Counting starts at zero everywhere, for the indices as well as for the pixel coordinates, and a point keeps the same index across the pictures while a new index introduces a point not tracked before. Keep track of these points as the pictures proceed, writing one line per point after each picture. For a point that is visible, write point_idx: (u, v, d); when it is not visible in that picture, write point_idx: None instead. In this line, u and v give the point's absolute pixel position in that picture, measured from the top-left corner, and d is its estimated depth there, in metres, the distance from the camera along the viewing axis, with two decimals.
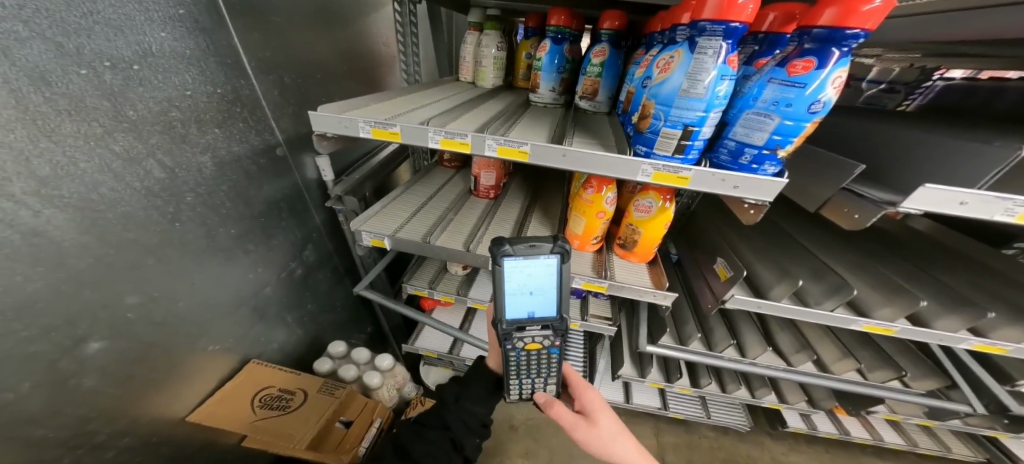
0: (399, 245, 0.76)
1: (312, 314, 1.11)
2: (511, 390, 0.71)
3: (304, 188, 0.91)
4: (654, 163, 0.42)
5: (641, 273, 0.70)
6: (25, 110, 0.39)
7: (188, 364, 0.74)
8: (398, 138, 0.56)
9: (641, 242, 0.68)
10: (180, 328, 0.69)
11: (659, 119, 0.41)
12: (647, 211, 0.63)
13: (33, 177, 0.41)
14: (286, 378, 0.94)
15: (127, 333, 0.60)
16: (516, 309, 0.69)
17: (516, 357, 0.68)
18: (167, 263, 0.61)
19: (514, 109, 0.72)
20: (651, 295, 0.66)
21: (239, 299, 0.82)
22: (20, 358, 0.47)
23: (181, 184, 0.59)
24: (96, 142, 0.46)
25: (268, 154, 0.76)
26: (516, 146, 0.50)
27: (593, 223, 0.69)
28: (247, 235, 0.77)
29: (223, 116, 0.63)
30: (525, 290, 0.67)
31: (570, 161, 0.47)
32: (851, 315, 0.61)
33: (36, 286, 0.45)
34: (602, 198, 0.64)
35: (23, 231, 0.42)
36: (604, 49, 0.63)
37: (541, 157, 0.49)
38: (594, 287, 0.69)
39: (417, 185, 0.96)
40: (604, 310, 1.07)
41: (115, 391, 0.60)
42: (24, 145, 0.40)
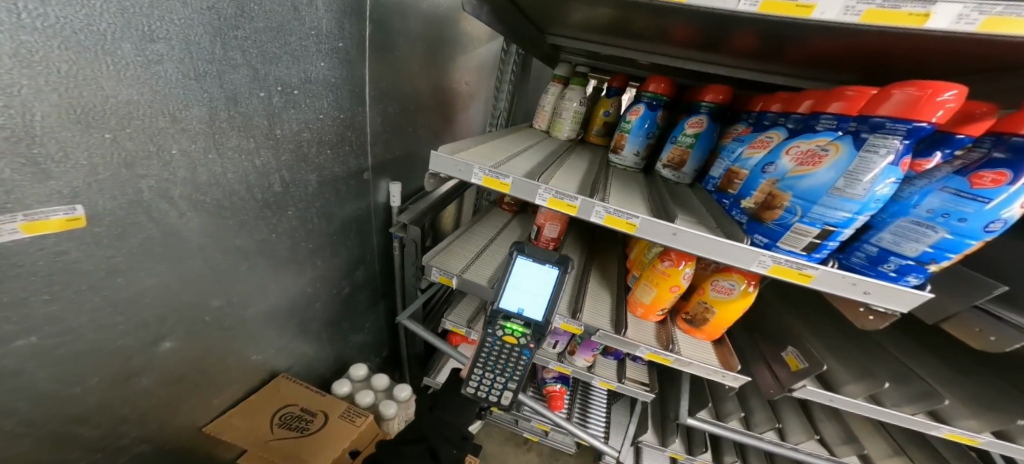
0: (466, 285, 0.79)
1: (343, 331, 1.09)
2: (472, 381, 0.78)
3: (373, 212, 0.95)
4: (775, 257, 0.45)
5: (706, 351, 0.70)
6: (212, 125, 0.51)
7: (231, 370, 0.76)
8: (506, 189, 0.60)
9: (712, 322, 0.68)
10: (238, 334, 0.73)
11: (796, 214, 0.45)
12: (727, 292, 0.63)
13: (191, 183, 0.51)
14: (310, 397, 0.90)
15: (199, 336, 0.64)
16: (512, 301, 0.76)
17: (491, 342, 0.78)
18: (254, 270, 0.68)
19: (598, 168, 0.78)
20: (719, 376, 0.65)
21: (290, 311, 0.84)
22: (109, 350, 0.51)
23: (289, 199, 0.69)
24: (246, 156, 0.57)
25: (357, 178, 0.84)
26: (626, 217, 0.52)
27: (663, 294, 0.70)
28: (320, 251, 0.83)
29: (337, 139, 0.74)
30: (533, 290, 0.77)
31: (680, 241, 0.49)
32: (933, 421, 0.64)
33: (151, 281, 0.52)
34: (679, 273, 0.66)
35: (165, 230, 0.51)
36: (701, 121, 0.68)
37: (650, 233, 0.51)
38: (658, 360, 0.69)
39: (477, 226, 1.02)
40: (641, 374, 1.07)
41: (159, 394, 0.62)
42: (198, 155, 0.50)
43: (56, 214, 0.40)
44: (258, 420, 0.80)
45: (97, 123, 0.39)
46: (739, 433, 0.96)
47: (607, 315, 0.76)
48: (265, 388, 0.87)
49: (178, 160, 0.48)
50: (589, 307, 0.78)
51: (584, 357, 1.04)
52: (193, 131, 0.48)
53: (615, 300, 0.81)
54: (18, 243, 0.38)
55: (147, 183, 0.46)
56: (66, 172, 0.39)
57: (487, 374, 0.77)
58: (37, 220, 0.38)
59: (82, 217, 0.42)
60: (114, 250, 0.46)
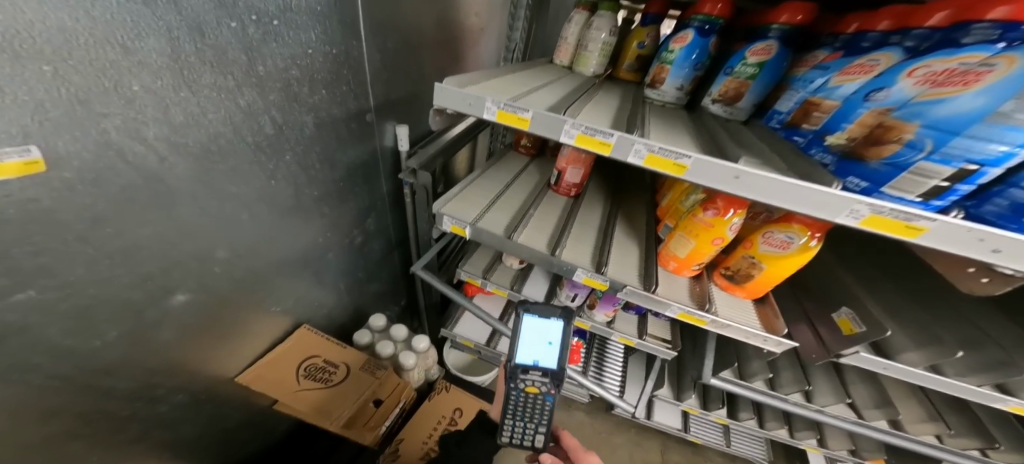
0: (479, 235, 0.74)
1: (361, 281, 1.13)
2: (505, 431, 0.74)
3: (380, 155, 0.94)
4: (876, 205, 0.37)
5: (747, 312, 0.65)
6: (178, 60, 0.44)
7: (253, 318, 0.80)
8: (525, 126, 0.55)
9: (756, 280, 0.61)
10: (256, 283, 0.75)
11: (922, 150, 0.37)
12: (782, 247, 0.54)
13: (166, 123, 0.46)
14: (331, 350, 0.99)
15: (209, 288, 0.65)
16: (526, 355, 0.75)
17: (515, 396, 0.72)
18: (257, 219, 0.68)
19: (632, 105, 0.68)
20: (759, 340, 0.61)
21: (300, 262, 0.85)
22: (119, 302, 0.51)
23: (284, 142, 0.66)
24: (227, 95, 0.52)
25: (359, 119, 0.81)
26: (671, 157, 0.45)
27: (703, 247, 0.63)
28: (326, 198, 0.83)
29: (331, 77, 0.69)
30: (544, 340, 0.76)
31: (742, 185, 0.42)
32: (999, 393, 0.58)
33: (146, 231, 0.50)
34: (724, 223, 0.57)
35: (147, 175, 0.47)
36: (769, 47, 0.55)
37: (705, 177, 0.44)
38: (691, 320, 0.65)
39: (492, 170, 0.94)
40: (663, 331, 1.04)
41: (182, 342, 0.65)
42: (168, 93, 0.45)
43: (10, 157, 0.35)
44: (283, 373, 0.88)
45: (25, 52, 0.32)
46: (761, 394, 0.95)
47: (635, 268, 0.73)
48: (290, 339, 0.93)
49: (143, 97, 0.42)
50: (615, 257, 0.74)
51: (604, 312, 1.02)
52: (155, 65, 0.42)
53: (642, 252, 0.76)
54: None
55: (112, 122, 0.41)
56: (5, 109, 0.33)
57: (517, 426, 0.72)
58: None
59: (40, 160, 0.37)
60: (93, 198, 0.43)
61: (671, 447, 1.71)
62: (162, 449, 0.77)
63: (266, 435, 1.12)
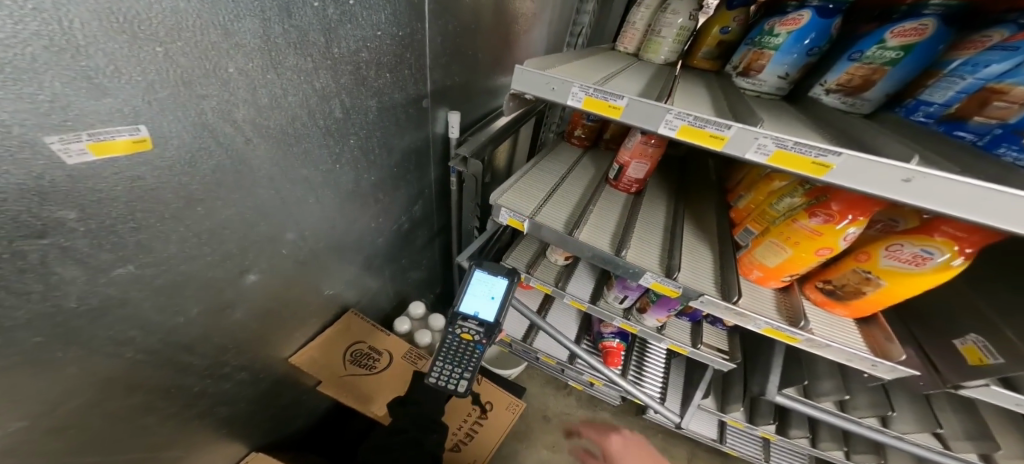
0: (538, 230, 0.71)
1: (403, 267, 1.13)
2: (433, 372, 0.82)
3: (431, 141, 0.91)
4: None
5: (849, 330, 0.60)
6: (267, 41, 0.45)
7: (308, 299, 0.82)
8: (615, 114, 0.51)
9: (868, 297, 0.55)
10: (315, 266, 0.78)
11: None
12: (914, 262, 0.48)
13: (254, 105, 0.48)
14: (376, 336, 1.00)
15: (275, 268, 0.68)
16: (470, 306, 0.88)
17: (451, 339, 0.85)
18: (322, 203, 0.70)
19: (725, 94, 0.63)
20: (858, 361, 0.57)
21: (351, 245, 0.85)
22: (203, 280, 0.55)
23: (350, 126, 0.66)
24: (304, 78, 0.52)
25: (416, 105, 0.79)
26: (811, 154, 0.42)
27: (804, 259, 0.56)
28: (381, 184, 0.83)
29: (396, 61, 0.67)
30: (487, 295, 0.87)
31: (911, 189, 0.37)
32: None
33: (229, 212, 0.53)
34: (837, 232, 0.51)
35: (235, 157, 0.50)
36: (927, 26, 0.48)
37: (857, 178, 0.40)
38: (778, 336, 0.61)
39: (545, 162, 0.90)
40: (720, 341, 0.98)
41: (249, 318, 0.69)
42: (257, 74, 0.46)
43: (122, 135, 0.37)
44: (331, 356, 0.91)
45: (143, 34, 0.34)
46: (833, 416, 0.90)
47: (708, 277, 0.66)
48: (337, 323, 0.96)
49: (237, 79, 0.44)
50: (687, 258, 0.70)
51: (655, 318, 0.96)
52: (249, 47, 0.43)
53: (717, 256, 0.71)
54: (91, 166, 0.36)
55: (208, 104, 0.43)
56: (122, 88, 0.35)
57: (443, 367, 0.81)
58: (101, 140, 0.35)
59: (147, 139, 0.39)
60: (189, 178, 0.45)
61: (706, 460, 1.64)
62: (223, 421, 0.80)
63: (310, 413, 1.15)
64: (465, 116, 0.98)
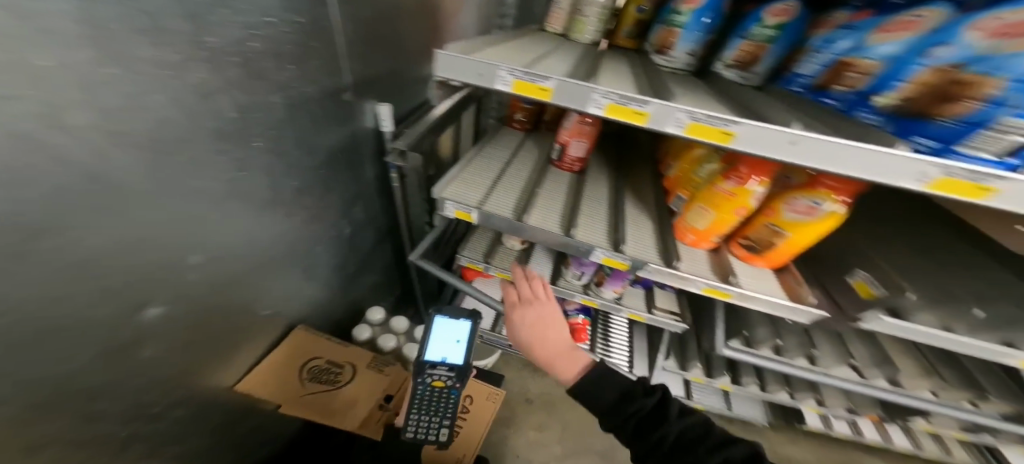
0: (489, 220, 0.70)
1: (354, 274, 1.10)
2: (409, 427, 0.77)
3: (361, 138, 0.85)
4: (947, 166, 0.36)
5: (769, 281, 0.65)
6: (92, 20, 0.31)
7: (240, 322, 0.75)
8: (544, 97, 0.51)
9: (780, 247, 0.61)
10: (241, 288, 0.70)
11: (1010, 106, 0.34)
12: (808, 212, 0.52)
13: (95, 107, 0.35)
14: (333, 350, 0.96)
15: (185, 296, 0.57)
16: (434, 352, 0.84)
17: (420, 391, 0.78)
18: (229, 215, 0.59)
19: (641, 70, 0.65)
20: (783, 309, 0.62)
21: (292, 258, 0.80)
22: (88, 324, 0.45)
23: (250, 127, 0.55)
24: (173, 73, 0.41)
25: (335, 98, 0.72)
26: (718, 125, 0.44)
27: (725, 218, 0.60)
28: (307, 189, 0.75)
29: (300, 51, 0.59)
30: (451, 339, 0.85)
31: (798, 151, 0.41)
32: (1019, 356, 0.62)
33: (93, 241, 0.40)
34: (746, 192, 0.55)
35: (92, 177, 0.37)
36: (788, 9, 0.56)
37: (756, 143, 0.43)
38: (714, 294, 0.65)
39: (488, 148, 0.89)
40: (670, 302, 1.04)
41: (168, 354, 0.60)
42: (86, 67, 0.32)
43: None
44: (285, 376, 0.87)
45: None
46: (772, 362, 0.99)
47: (650, 245, 0.69)
48: (285, 342, 0.90)
49: (58, 73, 0.31)
50: (630, 232, 0.72)
51: (614, 289, 1.01)
52: (60, 32, 0.29)
53: (656, 225, 0.74)
54: None
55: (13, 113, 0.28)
56: None
57: (420, 417, 0.76)
58: None
59: None
60: (21, 209, 0.32)
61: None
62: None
63: (276, 438, 1.10)
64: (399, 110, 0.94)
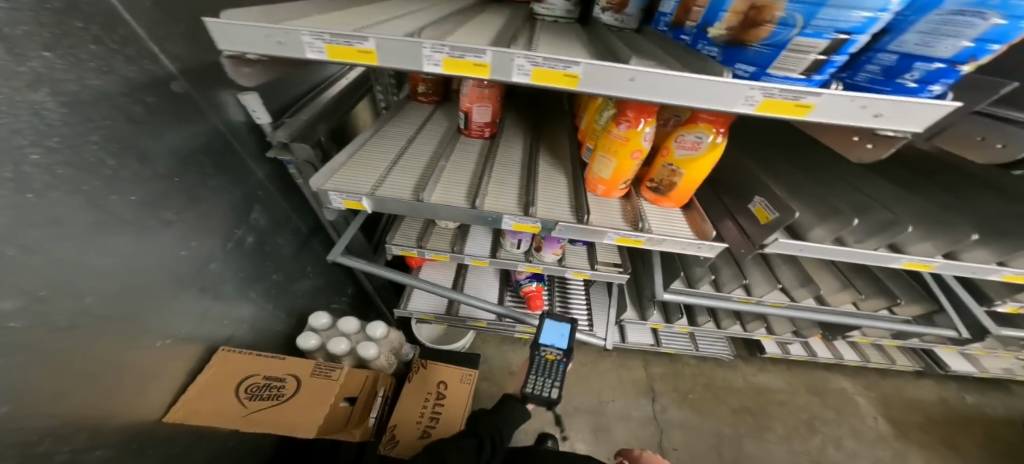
0: (382, 205, 0.63)
1: (279, 282, 1.08)
2: (529, 383, 0.88)
3: (228, 132, 0.82)
4: (766, 88, 0.36)
5: (678, 219, 0.73)
6: None
7: (135, 362, 0.66)
8: (371, 59, 0.42)
9: (679, 185, 0.69)
10: (113, 327, 0.61)
11: (795, 25, 0.35)
12: (694, 147, 0.62)
13: None
14: (271, 365, 0.92)
15: (17, 347, 0.47)
16: (547, 337, 0.98)
17: (537, 360, 0.91)
18: (36, 249, 0.48)
19: (519, 24, 0.64)
20: (694, 248, 0.67)
21: (177, 279, 0.73)
22: None
23: (14, 136, 0.44)
24: None
25: (155, 90, 0.64)
26: (559, 68, 0.39)
27: (625, 164, 0.67)
28: (158, 201, 0.66)
29: (56, 37, 0.49)
30: (557, 333, 1.00)
31: (638, 88, 0.39)
32: (894, 254, 0.75)
33: None
34: (638, 135, 0.62)
35: None
36: None
37: (595, 83, 0.39)
38: (629, 242, 0.69)
39: (387, 126, 0.85)
40: (612, 256, 1.15)
41: (46, 411, 0.51)
42: None
43: None
44: (221, 398, 0.80)
45: None
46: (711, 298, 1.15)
47: (565, 204, 0.72)
48: (211, 365, 0.84)
49: None
50: (544, 206, 0.69)
51: (552, 252, 1.06)
52: None
53: (571, 180, 0.78)
54: None
55: None
56: None
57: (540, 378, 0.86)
58: None
59: None
60: None
61: (655, 361, 1.92)
62: None
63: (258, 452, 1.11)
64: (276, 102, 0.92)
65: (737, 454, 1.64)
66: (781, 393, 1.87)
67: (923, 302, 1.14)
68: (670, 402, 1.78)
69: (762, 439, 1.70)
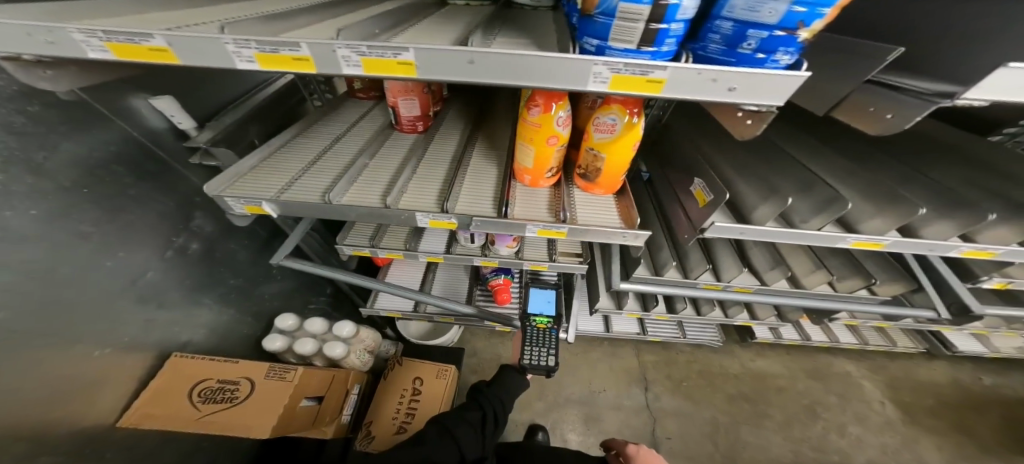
0: (285, 209, 0.65)
1: (240, 287, 1.09)
2: (525, 359, 1.01)
3: (144, 139, 0.80)
4: (611, 64, 0.32)
5: (608, 206, 0.70)
6: None
7: (78, 375, 0.67)
8: (168, 58, 0.39)
9: (604, 171, 0.66)
10: (31, 342, 0.61)
11: None
12: (610, 130, 0.59)
13: None
14: (223, 369, 0.89)
15: None
16: (535, 305, 1.16)
17: (530, 329, 1.08)
18: None
19: (419, 10, 0.64)
20: (620, 236, 0.64)
21: (103, 290, 0.73)
22: None
23: None
24: None
25: (41, 98, 0.62)
26: (389, 56, 0.36)
27: (545, 150, 0.64)
28: (65, 213, 0.66)
29: None
30: (544, 301, 1.16)
31: (482, 70, 0.36)
32: (840, 234, 0.71)
33: None
34: (552, 118, 0.58)
35: None
36: None
37: (436, 69, 0.37)
38: (551, 234, 0.65)
39: (317, 126, 0.89)
40: (573, 246, 1.10)
41: None
42: None
43: None
44: (173, 404, 0.79)
45: None
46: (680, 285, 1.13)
47: (487, 202, 0.68)
48: (162, 372, 0.82)
49: None
50: (464, 202, 0.67)
51: (506, 245, 1.04)
52: None
53: (500, 169, 0.76)
54: None
55: None
56: None
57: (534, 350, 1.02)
58: None
59: None
60: None
61: (647, 349, 1.85)
62: None
63: None
64: (197, 108, 0.91)
65: (733, 442, 1.56)
66: (779, 378, 1.79)
67: (903, 280, 1.08)
68: (663, 391, 1.71)
69: (761, 426, 1.62)
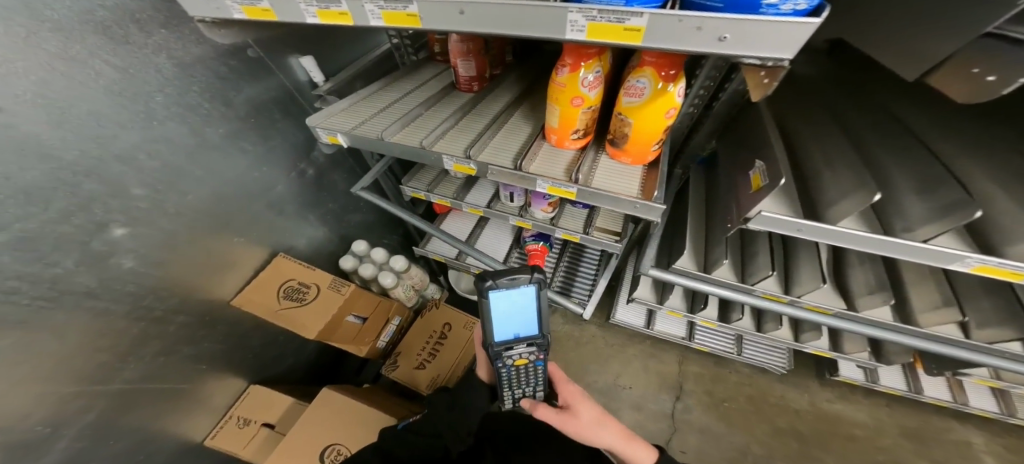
0: (352, 141, 0.78)
1: (335, 211, 1.32)
2: (505, 397, 0.88)
3: (295, 89, 1.01)
4: (584, 11, 0.35)
5: (633, 176, 0.66)
6: None
7: (228, 254, 0.93)
8: (271, 16, 0.55)
9: (632, 138, 0.61)
10: (208, 221, 0.86)
11: None
12: (639, 95, 0.54)
13: None
14: (304, 274, 1.08)
15: (145, 223, 0.72)
16: (504, 333, 0.79)
17: (506, 370, 0.82)
18: (159, 159, 0.71)
19: None
20: (632, 206, 0.62)
21: (251, 197, 0.97)
22: (54, 237, 0.58)
23: (143, 83, 0.65)
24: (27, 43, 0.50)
25: (237, 56, 0.82)
26: (401, 9, 0.45)
27: (569, 112, 0.62)
28: (239, 135, 0.88)
29: (166, 16, 0.66)
30: (518, 310, 0.77)
31: (471, 20, 0.42)
32: (961, 252, 0.57)
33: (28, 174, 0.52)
34: (577, 79, 0.56)
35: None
36: None
37: (438, 17, 0.44)
38: (563, 194, 0.66)
39: (400, 80, 0.99)
40: (615, 224, 1.05)
41: (157, 272, 0.76)
42: None
43: None
44: (267, 295, 1.00)
45: None
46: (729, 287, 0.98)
47: (509, 151, 0.71)
48: (270, 266, 1.05)
49: None
50: (486, 154, 0.70)
51: (541, 209, 1.04)
52: None
53: (534, 129, 0.77)
54: None
55: None
56: None
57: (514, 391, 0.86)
58: None
59: None
60: None
61: (693, 359, 1.67)
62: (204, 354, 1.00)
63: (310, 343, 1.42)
64: (326, 63, 1.09)
65: None
66: (857, 427, 1.47)
67: None
68: (697, 404, 1.55)
69: None
